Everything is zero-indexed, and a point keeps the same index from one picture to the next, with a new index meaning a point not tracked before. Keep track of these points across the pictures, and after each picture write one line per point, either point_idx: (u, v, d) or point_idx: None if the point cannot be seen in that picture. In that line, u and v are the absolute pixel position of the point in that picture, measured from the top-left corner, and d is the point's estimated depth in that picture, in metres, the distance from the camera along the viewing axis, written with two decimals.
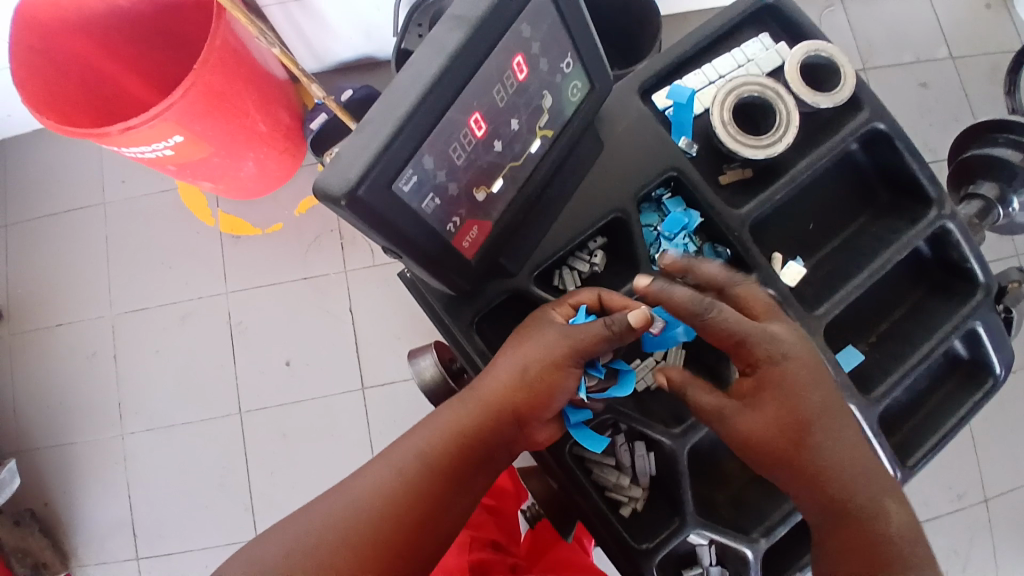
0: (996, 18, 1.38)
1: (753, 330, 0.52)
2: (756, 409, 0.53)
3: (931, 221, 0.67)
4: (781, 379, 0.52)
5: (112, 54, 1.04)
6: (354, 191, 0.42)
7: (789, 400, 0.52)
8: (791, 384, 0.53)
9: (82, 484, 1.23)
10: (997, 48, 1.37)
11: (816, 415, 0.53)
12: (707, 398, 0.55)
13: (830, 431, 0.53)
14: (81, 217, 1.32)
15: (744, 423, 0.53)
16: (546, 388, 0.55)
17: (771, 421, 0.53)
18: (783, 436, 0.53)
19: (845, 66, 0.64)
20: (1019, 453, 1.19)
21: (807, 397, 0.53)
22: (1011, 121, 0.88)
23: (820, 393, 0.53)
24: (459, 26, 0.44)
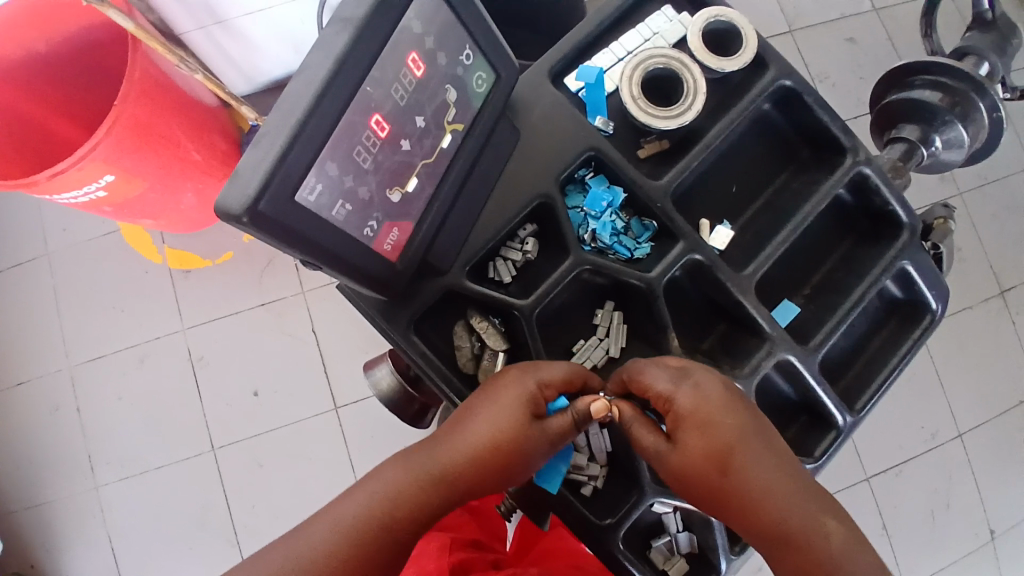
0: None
1: (668, 378, 0.55)
2: (683, 442, 0.54)
3: (848, 168, 0.68)
4: (699, 414, 0.54)
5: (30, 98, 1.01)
6: (255, 206, 0.41)
7: (710, 431, 0.53)
8: (709, 419, 0.54)
9: (59, 543, 1.20)
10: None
11: (739, 439, 0.53)
12: (647, 436, 0.55)
13: (761, 450, 0.54)
14: (23, 272, 1.28)
15: (675, 462, 0.53)
16: (517, 470, 0.54)
17: (700, 451, 0.53)
18: (713, 463, 0.53)
19: (745, 27, 0.66)
20: (982, 385, 1.23)
21: (726, 428, 0.53)
22: (928, 62, 0.89)
23: (739, 419, 0.54)
24: (343, 29, 0.44)
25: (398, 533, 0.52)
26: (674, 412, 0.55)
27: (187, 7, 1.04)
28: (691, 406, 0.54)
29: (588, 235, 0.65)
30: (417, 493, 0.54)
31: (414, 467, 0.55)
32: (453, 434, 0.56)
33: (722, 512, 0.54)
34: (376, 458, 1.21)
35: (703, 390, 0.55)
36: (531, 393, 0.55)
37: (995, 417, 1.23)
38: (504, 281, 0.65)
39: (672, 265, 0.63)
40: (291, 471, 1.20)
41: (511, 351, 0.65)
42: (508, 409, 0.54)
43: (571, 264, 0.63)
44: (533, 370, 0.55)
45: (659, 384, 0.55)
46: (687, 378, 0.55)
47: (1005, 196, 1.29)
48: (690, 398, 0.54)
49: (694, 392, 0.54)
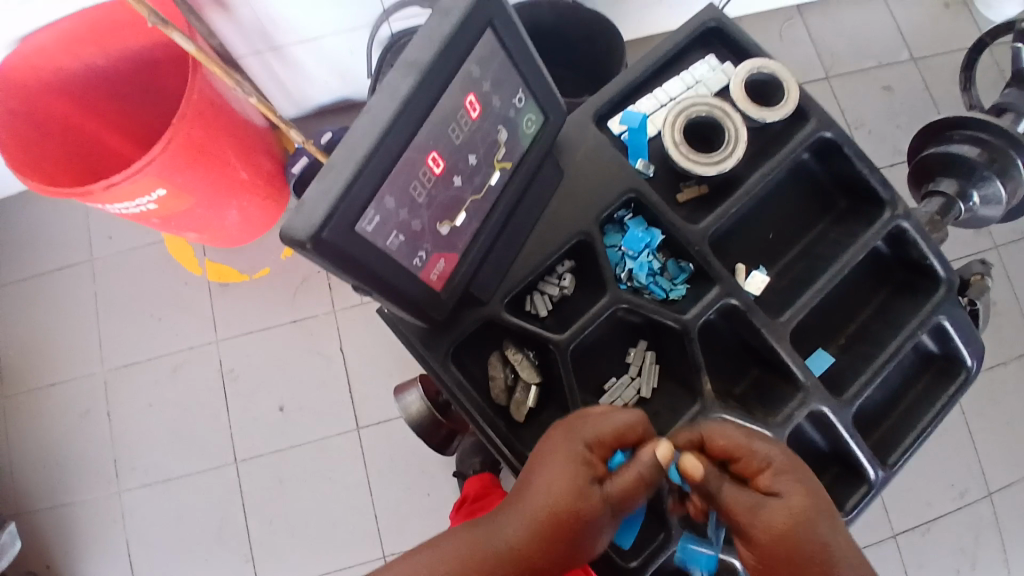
0: (954, 18, 1.44)
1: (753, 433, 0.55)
2: (786, 491, 0.51)
3: (887, 222, 0.69)
4: (797, 466, 0.53)
5: (91, 113, 1.07)
6: (318, 234, 0.44)
7: (809, 482, 0.52)
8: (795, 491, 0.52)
9: (81, 544, 1.22)
10: (956, 47, 1.42)
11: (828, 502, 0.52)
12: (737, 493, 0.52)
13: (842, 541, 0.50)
14: (69, 276, 1.34)
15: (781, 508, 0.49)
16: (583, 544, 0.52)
17: (805, 498, 0.50)
18: (820, 513, 0.50)
19: (787, 80, 0.68)
20: (1016, 444, 1.20)
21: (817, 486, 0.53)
22: (967, 117, 0.90)
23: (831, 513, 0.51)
24: (409, 72, 0.47)
25: None
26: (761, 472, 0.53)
27: (245, 33, 1.09)
28: (784, 457, 0.53)
29: (625, 274, 0.67)
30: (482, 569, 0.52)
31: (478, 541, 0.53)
32: (515, 503, 0.54)
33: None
34: (396, 480, 1.22)
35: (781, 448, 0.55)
36: (580, 456, 0.53)
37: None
38: (541, 314, 0.66)
39: (707, 308, 0.64)
40: (310, 488, 1.22)
41: (544, 384, 0.67)
42: (565, 478, 0.52)
43: (608, 302, 0.64)
44: (587, 426, 0.53)
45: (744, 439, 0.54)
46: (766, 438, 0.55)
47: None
48: (778, 451, 0.53)
49: (781, 448, 0.54)
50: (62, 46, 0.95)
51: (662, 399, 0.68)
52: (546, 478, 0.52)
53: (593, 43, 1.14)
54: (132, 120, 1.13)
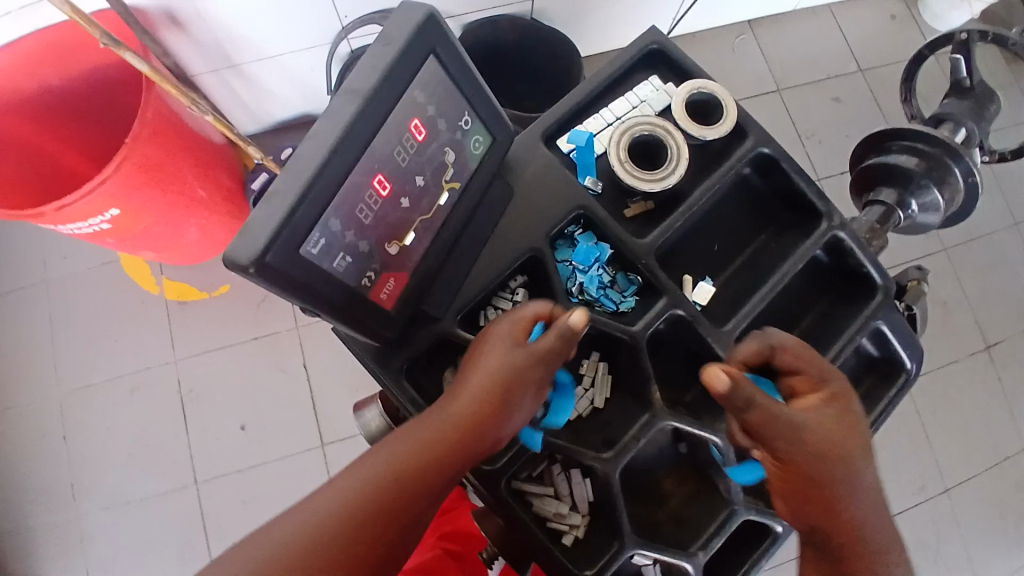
0: (898, 31, 1.51)
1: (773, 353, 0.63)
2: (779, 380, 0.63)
3: (824, 232, 0.72)
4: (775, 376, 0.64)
5: (45, 135, 1.05)
6: (262, 258, 0.44)
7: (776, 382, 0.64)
8: (846, 405, 0.59)
9: (39, 574, 1.19)
10: (901, 58, 1.50)
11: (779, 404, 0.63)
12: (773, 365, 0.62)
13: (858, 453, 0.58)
14: (23, 298, 1.30)
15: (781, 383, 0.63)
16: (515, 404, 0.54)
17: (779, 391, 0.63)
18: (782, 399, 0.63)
19: (725, 99, 0.70)
20: (967, 438, 1.26)
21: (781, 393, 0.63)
22: (905, 129, 0.95)
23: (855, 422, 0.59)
24: (352, 99, 0.48)
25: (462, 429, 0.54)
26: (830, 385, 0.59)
27: (201, 50, 1.08)
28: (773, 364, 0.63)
29: (575, 288, 0.68)
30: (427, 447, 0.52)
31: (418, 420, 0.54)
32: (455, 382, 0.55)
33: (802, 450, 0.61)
34: None
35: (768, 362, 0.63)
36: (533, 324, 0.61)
37: (981, 471, 1.25)
38: None
39: (655, 319, 0.66)
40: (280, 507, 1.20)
41: None
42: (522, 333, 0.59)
43: None
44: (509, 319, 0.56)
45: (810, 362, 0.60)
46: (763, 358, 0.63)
47: (986, 252, 1.34)
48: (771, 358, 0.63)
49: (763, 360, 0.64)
50: (17, 64, 0.93)
51: (614, 410, 0.69)
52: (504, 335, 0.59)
53: (553, 59, 1.18)
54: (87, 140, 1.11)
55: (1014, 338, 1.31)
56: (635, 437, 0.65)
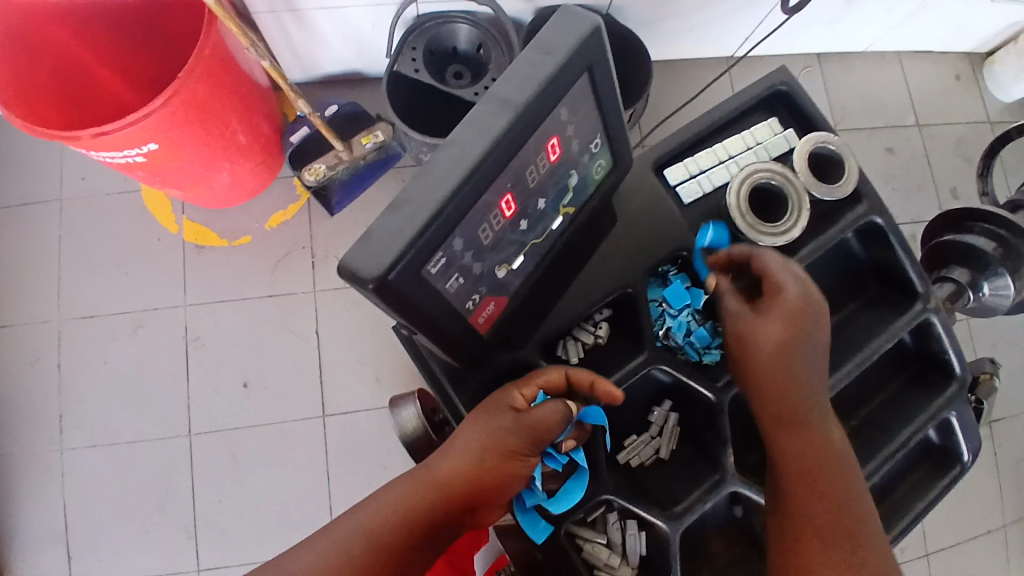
0: (963, 94, 1.40)
1: (781, 272, 0.57)
2: (765, 319, 0.56)
3: (917, 314, 0.69)
4: (802, 311, 0.56)
5: (86, 46, 0.98)
6: (385, 276, 0.40)
7: (793, 325, 0.56)
8: (813, 322, 0.56)
9: (14, 500, 1.15)
10: (961, 120, 1.39)
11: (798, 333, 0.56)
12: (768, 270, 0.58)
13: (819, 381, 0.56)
14: (34, 214, 1.24)
15: (769, 322, 0.56)
16: (500, 478, 0.53)
17: (776, 334, 0.56)
18: (782, 350, 0.55)
19: (849, 160, 0.67)
20: (958, 510, 1.21)
21: (808, 341, 0.56)
22: (988, 211, 0.92)
23: (820, 340, 0.57)
24: (503, 110, 0.43)
25: (414, 516, 0.53)
26: (794, 299, 0.56)
27: None
28: (787, 293, 0.56)
29: (662, 331, 0.64)
30: (394, 510, 0.53)
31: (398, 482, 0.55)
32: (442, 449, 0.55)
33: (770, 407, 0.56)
34: (353, 473, 1.16)
35: (767, 271, 0.58)
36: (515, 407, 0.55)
37: (963, 540, 1.21)
38: (572, 361, 0.63)
39: None
40: (266, 472, 1.16)
41: None
42: (500, 422, 0.54)
43: (645, 359, 0.63)
44: (490, 414, 0.54)
45: (780, 273, 0.57)
46: (792, 275, 0.57)
47: (1008, 331, 1.28)
48: (786, 285, 0.57)
49: (795, 283, 0.57)
50: None
51: (677, 461, 0.66)
52: (479, 424, 0.54)
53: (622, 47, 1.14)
54: (134, 64, 1.04)
55: (1016, 418, 1.26)
56: (701, 500, 0.62)
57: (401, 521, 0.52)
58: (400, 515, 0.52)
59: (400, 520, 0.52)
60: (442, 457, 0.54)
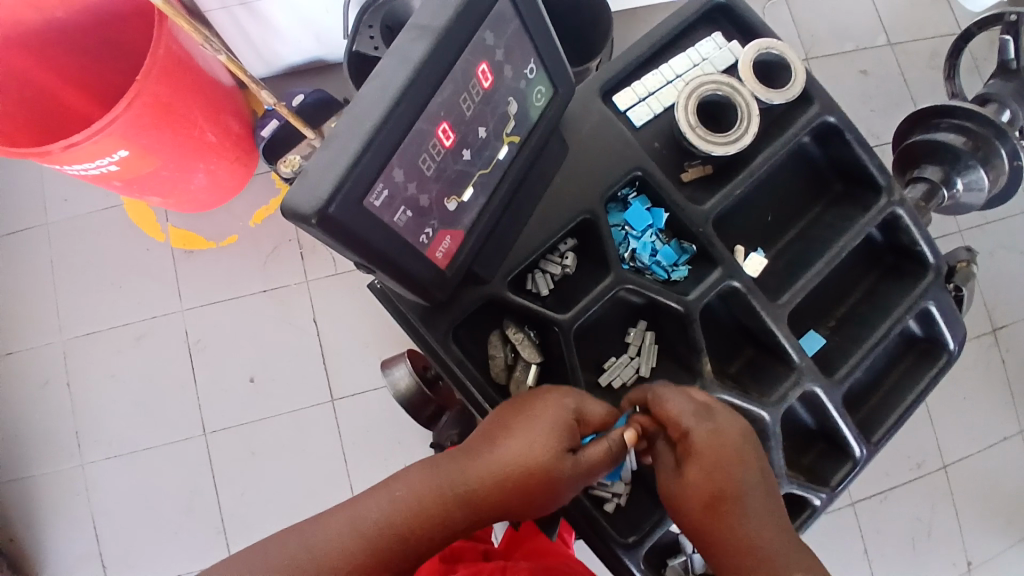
0: (932, 7, 1.37)
1: (688, 412, 0.55)
2: (686, 474, 0.54)
3: (882, 208, 0.70)
4: (712, 454, 0.53)
5: None
6: (325, 209, 0.41)
7: (714, 472, 0.52)
8: (734, 461, 0.53)
9: (43, 520, 1.17)
10: (933, 32, 1.36)
11: (718, 479, 0.52)
12: (671, 408, 0.55)
13: (760, 501, 0.53)
14: (23, 241, 1.25)
15: (679, 485, 0.54)
16: (544, 503, 0.54)
17: (700, 491, 0.52)
18: (708, 505, 0.52)
19: (794, 61, 0.67)
20: (977, 419, 1.19)
21: (730, 477, 0.52)
22: (954, 105, 0.90)
23: (749, 471, 0.53)
24: (422, 37, 0.44)
25: (442, 508, 0.54)
26: (702, 439, 0.54)
27: None
28: (705, 439, 0.53)
29: (627, 254, 0.66)
30: (431, 513, 0.54)
31: (435, 478, 0.54)
32: (483, 454, 0.55)
33: (710, 554, 0.53)
34: (365, 453, 1.17)
35: (677, 415, 0.55)
36: (567, 425, 0.54)
37: (984, 450, 1.18)
38: (542, 294, 0.65)
39: (711, 290, 0.64)
40: (280, 462, 1.17)
41: (544, 364, 0.66)
42: (545, 442, 0.53)
43: (611, 282, 0.64)
44: (536, 430, 0.54)
45: (683, 415, 0.54)
46: (704, 415, 0.55)
47: (1005, 236, 1.24)
48: (705, 434, 0.54)
49: (712, 431, 0.54)
50: None
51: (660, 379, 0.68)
52: (524, 436, 0.54)
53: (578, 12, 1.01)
54: (92, 75, 1.02)
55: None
56: None
57: (430, 510, 0.54)
58: (429, 504, 0.54)
59: (428, 509, 0.54)
60: (482, 460, 0.54)
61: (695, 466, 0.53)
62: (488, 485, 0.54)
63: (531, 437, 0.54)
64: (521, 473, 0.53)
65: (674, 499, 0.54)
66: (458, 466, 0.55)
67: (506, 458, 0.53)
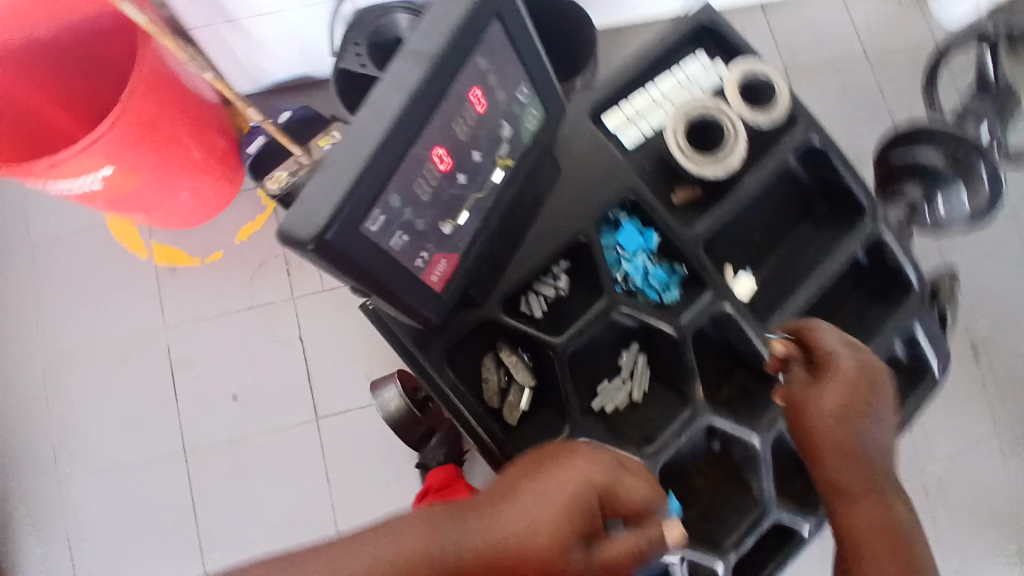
0: None
1: (835, 344, 0.59)
2: (824, 392, 0.57)
3: (867, 230, 0.71)
4: (858, 378, 0.57)
5: None
6: (322, 236, 0.41)
7: (852, 392, 0.57)
8: (874, 392, 0.58)
9: (19, 545, 1.13)
10: None
11: (856, 400, 0.56)
12: (824, 336, 0.60)
13: (881, 435, 0.57)
14: (3, 257, 1.22)
15: (817, 398, 0.57)
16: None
17: (836, 405, 0.56)
18: (848, 418, 0.56)
19: (780, 85, 0.68)
20: None
21: (867, 401, 0.57)
22: (932, 125, 0.90)
23: (881, 401, 0.58)
24: (418, 63, 0.44)
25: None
26: (846, 364, 0.58)
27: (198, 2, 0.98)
28: (853, 366, 0.58)
29: (619, 276, 0.67)
30: None
31: (431, 539, 0.47)
32: (491, 520, 0.49)
33: (822, 466, 0.56)
34: (352, 473, 1.15)
35: (830, 344, 0.59)
36: (593, 508, 0.48)
37: None
38: (536, 315, 0.66)
39: (703, 313, 0.64)
40: (265, 482, 1.15)
41: (538, 385, 0.66)
42: (563, 521, 0.47)
43: (604, 304, 0.64)
44: (558, 506, 0.48)
45: (837, 345, 0.59)
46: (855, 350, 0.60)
47: None
48: (852, 362, 0.58)
49: (857, 359, 0.58)
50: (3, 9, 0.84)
51: (653, 399, 0.69)
52: (541, 506, 0.48)
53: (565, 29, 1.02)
54: (77, 91, 1.01)
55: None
56: (678, 435, 0.64)
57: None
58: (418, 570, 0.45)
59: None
60: (489, 527, 0.48)
61: (835, 383, 0.57)
62: (492, 555, 0.47)
63: (549, 510, 0.48)
64: (532, 556, 0.47)
65: (806, 410, 0.57)
66: (462, 526, 0.48)
67: (517, 530, 0.48)
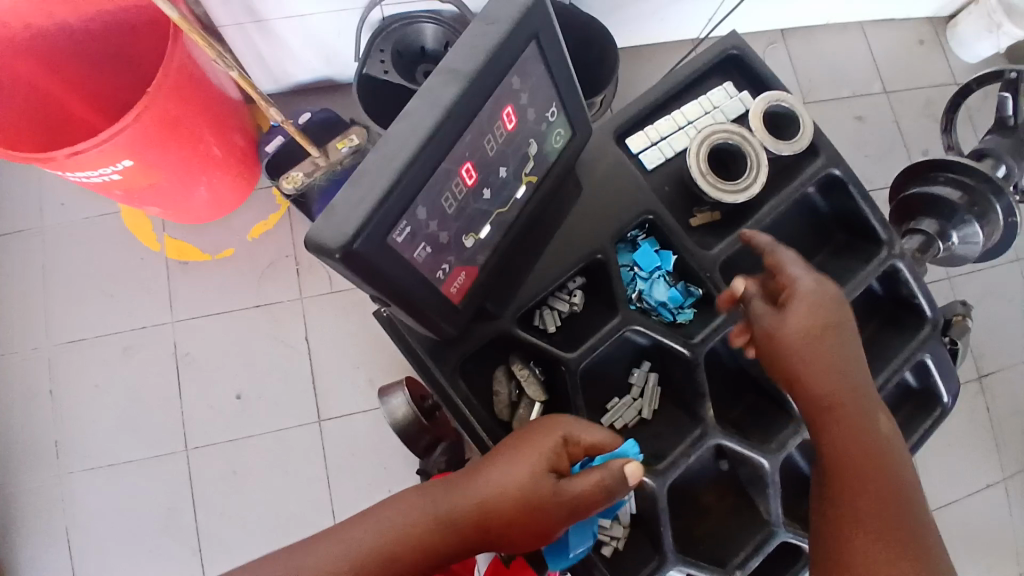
0: (927, 56, 1.38)
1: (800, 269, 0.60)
2: (790, 311, 0.57)
3: (883, 259, 0.71)
4: (817, 299, 0.58)
5: None
6: (350, 245, 0.41)
7: (817, 312, 0.57)
8: (840, 314, 0.58)
9: (15, 532, 1.13)
10: (929, 83, 1.37)
11: (825, 322, 0.57)
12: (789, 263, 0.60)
13: (853, 348, 0.57)
14: (15, 244, 1.23)
15: (776, 320, 0.58)
16: (536, 534, 0.53)
17: (804, 322, 0.57)
18: (815, 334, 0.56)
19: (803, 116, 0.68)
20: (962, 466, 1.20)
21: (834, 317, 0.57)
22: (952, 160, 0.91)
23: (846, 319, 0.58)
24: (453, 80, 0.45)
25: (425, 532, 0.52)
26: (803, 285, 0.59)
27: (229, 4, 0.99)
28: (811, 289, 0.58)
29: (635, 295, 0.68)
30: (413, 540, 0.52)
31: (423, 504, 0.53)
32: (472, 478, 0.55)
33: (795, 389, 0.57)
34: (351, 476, 1.16)
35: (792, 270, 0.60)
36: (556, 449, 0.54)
37: (968, 496, 1.19)
38: (550, 330, 0.66)
39: (715, 335, 0.64)
40: (264, 482, 1.15)
41: (549, 400, 0.66)
42: (532, 466, 0.53)
43: (619, 322, 0.64)
44: (527, 451, 0.54)
45: (795, 266, 0.60)
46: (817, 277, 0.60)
47: (992, 285, 1.26)
48: (810, 284, 0.59)
49: (817, 282, 0.59)
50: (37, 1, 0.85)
51: (662, 420, 0.69)
52: (514, 459, 0.54)
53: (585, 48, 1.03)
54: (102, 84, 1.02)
55: (1008, 371, 1.25)
56: (686, 453, 0.64)
57: (414, 536, 0.52)
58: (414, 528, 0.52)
59: (412, 535, 0.52)
60: (472, 484, 0.54)
61: (793, 301, 0.58)
62: (478, 509, 0.53)
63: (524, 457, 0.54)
64: (512, 500, 0.52)
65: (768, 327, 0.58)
66: (449, 488, 0.54)
67: (496, 483, 0.53)
